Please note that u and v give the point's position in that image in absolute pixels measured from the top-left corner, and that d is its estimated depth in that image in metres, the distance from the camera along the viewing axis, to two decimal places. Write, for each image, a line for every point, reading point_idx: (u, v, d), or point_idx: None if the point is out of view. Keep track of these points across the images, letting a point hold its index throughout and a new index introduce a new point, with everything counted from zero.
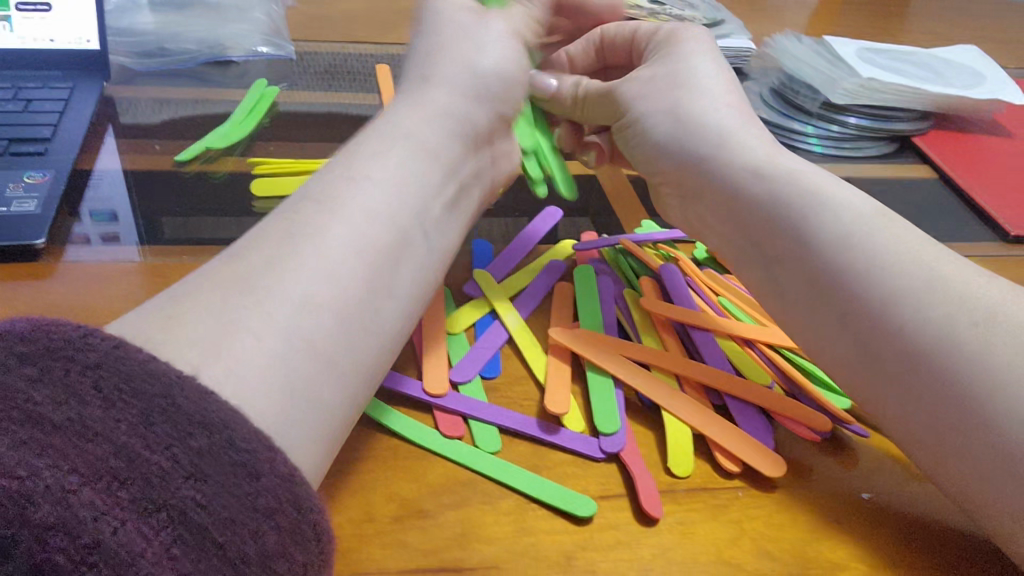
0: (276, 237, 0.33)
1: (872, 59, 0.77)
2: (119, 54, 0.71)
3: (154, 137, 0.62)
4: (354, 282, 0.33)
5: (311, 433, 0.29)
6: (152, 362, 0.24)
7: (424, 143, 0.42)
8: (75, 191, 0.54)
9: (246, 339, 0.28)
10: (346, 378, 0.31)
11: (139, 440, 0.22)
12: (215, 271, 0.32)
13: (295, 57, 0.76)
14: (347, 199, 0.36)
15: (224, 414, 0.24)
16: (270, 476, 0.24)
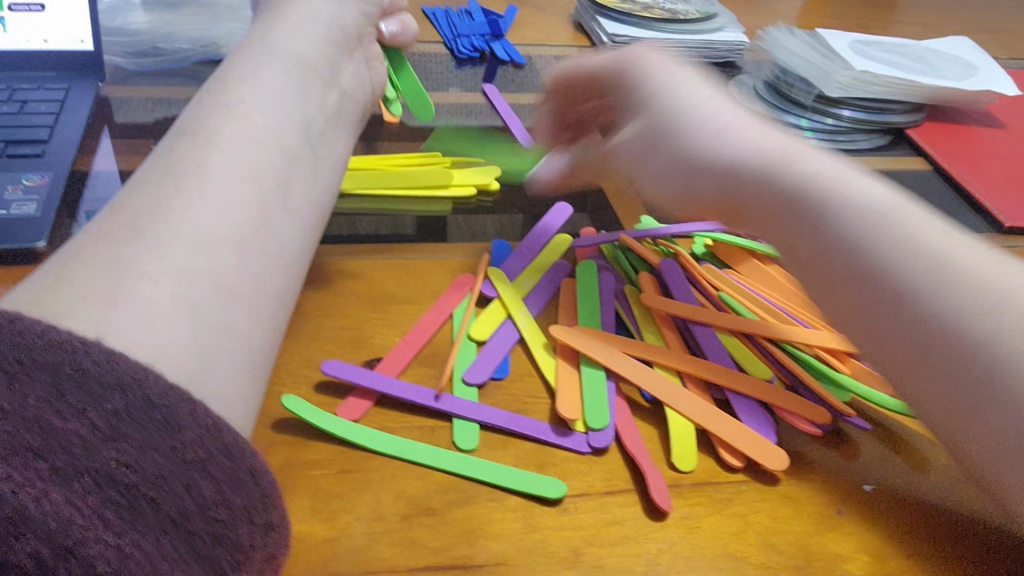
0: (164, 172, 0.32)
1: (865, 51, 0.77)
2: (112, 54, 0.71)
3: (151, 137, 0.62)
4: (248, 217, 0.33)
5: (231, 368, 0.29)
6: (52, 333, 0.24)
7: (297, 81, 0.40)
8: (72, 192, 0.54)
9: (147, 284, 0.28)
10: (258, 314, 0.31)
11: (51, 410, 0.22)
12: (108, 220, 0.30)
13: None
14: (228, 133, 0.35)
15: (136, 370, 0.24)
16: (193, 428, 0.24)
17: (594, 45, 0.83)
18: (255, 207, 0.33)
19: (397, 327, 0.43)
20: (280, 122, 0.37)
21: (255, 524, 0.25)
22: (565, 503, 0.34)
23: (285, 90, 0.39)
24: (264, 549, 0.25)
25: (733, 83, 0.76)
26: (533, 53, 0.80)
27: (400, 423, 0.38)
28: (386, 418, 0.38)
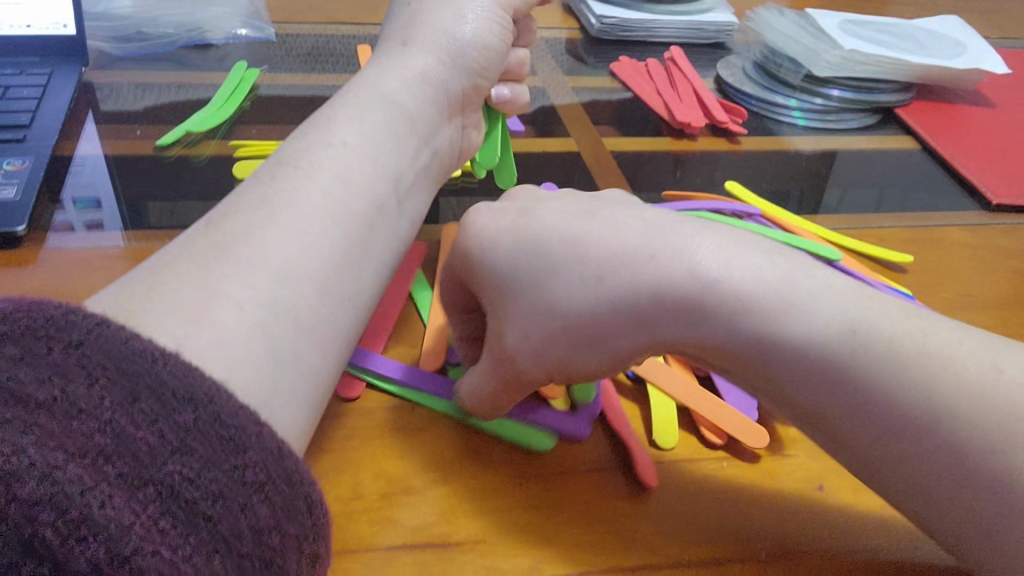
0: (256, 198, 0.33)
1: (854, 32, 0.76)
2: (96, 39, 0.70)
3: (135, 122, 0.62)
4: (337, 247, 0.33)
5: (299, 403, 0.29)
6: (134, 342, 0.24)
7: (410, 101, 0.42)
8: (55, 179, 0.54)
9: (231, 308, 0.28)
10: (328, 344, 0.31)
11: (124, 417, 0.22)
12: (195, 237, 0.31)
13: (275, 39, 0.75)
14: (325, 160, 0.35)
15: (210, 390, 0.24)
16: (258, 450, 0.23)
17: (582, 28, 0.82)
18: (350, 238, 0.34)
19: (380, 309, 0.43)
20: (394, 148, 0.39)
21: (303, 554, 0.24)
22: (546, 481, 0.34)
23: (376, 118, 0.39)
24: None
25: (722, 64, 0.76)
26: None
27: (380, 403, 0.37)
28: (367, 397, 0.38)
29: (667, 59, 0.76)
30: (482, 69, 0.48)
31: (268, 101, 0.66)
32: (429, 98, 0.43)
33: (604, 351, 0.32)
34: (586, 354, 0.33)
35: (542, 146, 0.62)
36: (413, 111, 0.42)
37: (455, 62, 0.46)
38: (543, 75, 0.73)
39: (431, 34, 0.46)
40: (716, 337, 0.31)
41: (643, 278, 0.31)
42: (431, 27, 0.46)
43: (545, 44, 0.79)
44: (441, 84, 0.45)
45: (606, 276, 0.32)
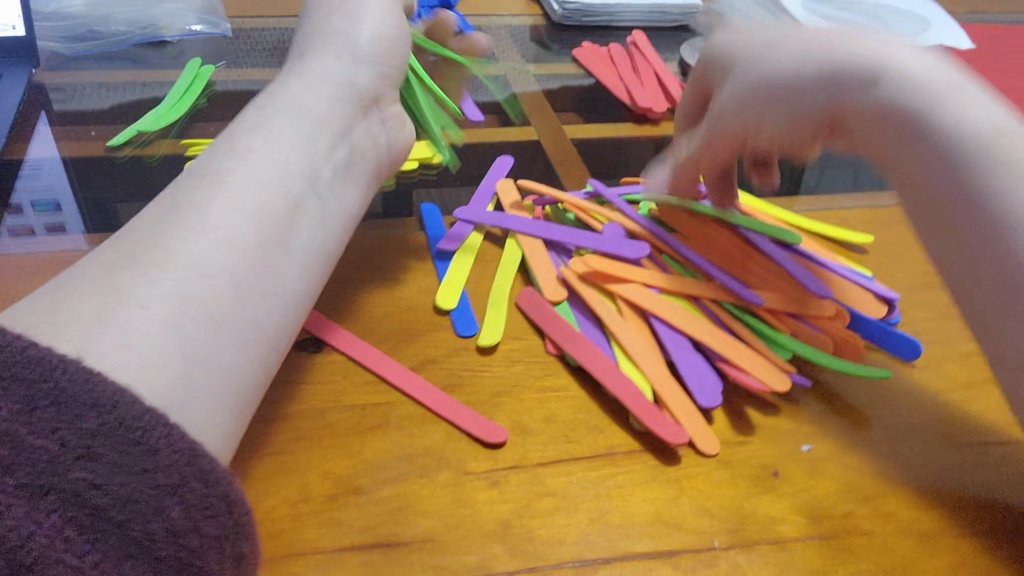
0: (160, 208, 0.33)
1: (817, 10, 0.76)
2: (47, 39, 0.69)
3: (88, 122, 0.60)
4: (245, 246, 0.32)
5: (217, 403, 0.29)
6: (33, 348, 0.23)
7: (321, 99, 0.41)
8: (5, 183, 0.53)
9: (137, 311, 0.28)
10: (246, 341, 0.31)
11: (23, 426, 0.21)
12: (107, 246, 0.31)
13: (231, 34, 0.74)
14: (233, 165, 0.35)
15: (113, 393, 0.23)
16: (169, 451, 0.23)
17: (544, 15, 0.82)
18: (262, 235, 0.33)
19: (333, 307, 0.43)
20: (305, 144, 0.38)
21: (225, 553, 0.24)
22: (496, 476, 0.34)
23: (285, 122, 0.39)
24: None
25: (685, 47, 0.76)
26: (483, 23, 0.79)
27: (331, 401, 0.37)
28: (317, 395, 0.37)
29: (629, 44, 0.76)
30: (389, 65, 0.47)
31: (224, 97, 0.65)
32: (340, 96, 0.43)
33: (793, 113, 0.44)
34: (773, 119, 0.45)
35: (502, 135, 0.61)
36: (325, 108, 0.41)
37: (356, 61, 0.45)
38: (505, 62, 0.72)
39: (324, 40, 0.45)
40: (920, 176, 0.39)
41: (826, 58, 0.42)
42: (323, 35, 0.45)
43: (508, 31, 0.78)
44: (348, 82, 0.44)
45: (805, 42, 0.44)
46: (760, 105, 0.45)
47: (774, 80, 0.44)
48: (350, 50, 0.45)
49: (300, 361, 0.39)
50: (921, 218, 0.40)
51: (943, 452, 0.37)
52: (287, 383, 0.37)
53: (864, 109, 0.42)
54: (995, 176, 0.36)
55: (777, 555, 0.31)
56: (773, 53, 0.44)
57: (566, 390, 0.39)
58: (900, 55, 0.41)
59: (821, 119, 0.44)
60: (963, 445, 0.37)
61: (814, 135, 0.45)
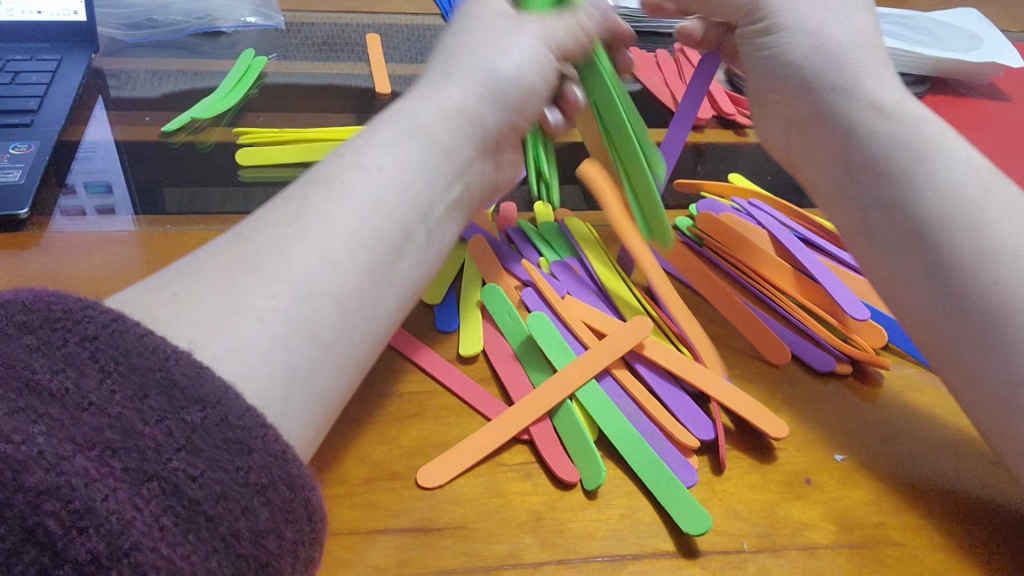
0: (288, 211, 0.33)
1: None
2: (107, 26, 0.71)
3: (145, 108, 0.62)
4: (362, 272, 0.32)
5: (305, 417, 0.29)
6: (149, 339, 0.24)
7: (455, 130, 0.40)
8: (62, 162, 0.54)
9: (249, 322, 0.28)
10: (342, 359, 0.31)
11: (134, 412, 0.22)
12: (223, 245, 0.31)
13: (284, 27, 0.75)
14: (361, 184, 0.34)
15: (219, 390, 0.23)
16: (263, 453, 0.23)
17: None
18: (378, 266, 0.33)
19: None
20: (428, 176, 0.37)
21: (300, 558, 0.24)
22: (529, 468, 0.34)
23: (419, 147, 0.38)
24: None
25: None
26: None
27: (369, 388, 0.37)
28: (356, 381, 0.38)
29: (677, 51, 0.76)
30: (520, 110, 0.45)
31: (274, 89, 0.66)
32: (468, 132, 0.41)
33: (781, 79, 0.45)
34: (783, 75, 0.45)
35: None
36: (456, 143, 0.40)
37: (493, 93, 0.42)
38: None
39: (472, 63, 0.43)
40: (887, 166, 0.39)
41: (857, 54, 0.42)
42: (474, 53, 0.44)
43: None
44: (478, 117, 0.42)
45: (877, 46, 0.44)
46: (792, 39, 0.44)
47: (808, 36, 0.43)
48: (487, 82, 0.42)
49: None
50: (873, 216, 0.39)
51: (978, 467, 0.37)
52: None
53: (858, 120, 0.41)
54: (942, 204, 0.36)
55: (807, 561, 0.32)
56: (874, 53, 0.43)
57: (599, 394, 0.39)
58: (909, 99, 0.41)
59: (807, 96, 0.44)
60: (999, 463, 0.37)
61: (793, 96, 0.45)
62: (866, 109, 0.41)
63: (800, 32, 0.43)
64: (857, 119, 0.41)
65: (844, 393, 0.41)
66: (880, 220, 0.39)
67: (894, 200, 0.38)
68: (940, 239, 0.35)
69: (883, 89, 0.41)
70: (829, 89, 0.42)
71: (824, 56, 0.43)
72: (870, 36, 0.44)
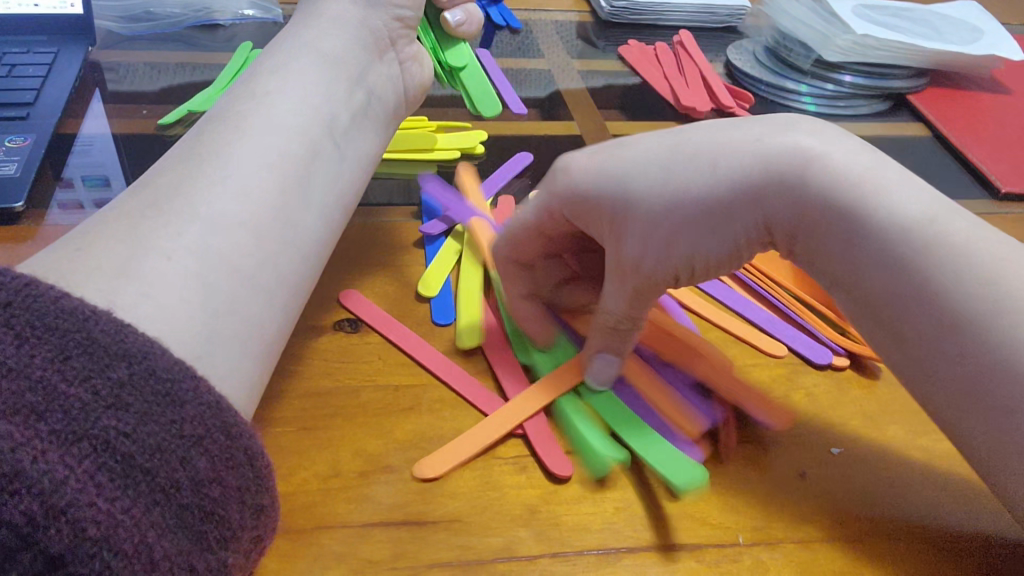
0: (185, 154, 0.33)
1: (868, 15, 0.75)
2: (104, 19, 0.71)
3: (141, 101, 0.62)
4: (272, 194, 0.33)
5: (239, 358, 0.29)
6: (66, 300, 0.24)
7: (339, 44, 0.42)
8: (58, 155, 0.54)
9: (160, 260, 0.28)
10: (269, 294, 0.32)
11: (56, 374, 0.22)
12: (125, 198, 0.32)
13: (282, 20, 0.74)
14: (251, 111, 0.35)
15: (143, 345, 0.24)
16: (194, 404, 0.24)
17: (593, 11, 0.81)
18: (286, 189, 0.34)
19: (371, 290, 0.43)
20: (323, 90, 0.39)
21: (245, 504, 0.25)
22: (525, 462, 0.34)
23: (306, 71, 0.39)
24: (252, 529, 0.25)
25: (732, 49, 0.75)
26: (530, 18, 0.79)
27: (365, 380, 0.37)
28: (351, 374, 0.38)
29: (676, 43, 0.75)
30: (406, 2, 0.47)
31: None
32: (353, 40, 0.43)
33: (709, 237, 0.34)
34: (707, 240, 0.34)
35: (543, 128, 0.61)
36: (341, 54, 0.42)
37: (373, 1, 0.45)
38: (551, 57, 0.72)
39: None
40: (907, 295, 0.31)
41: (759, 158, 0.33)
42: None
43: (555, 27, 0.78)
44: (361, 24, 0.45)
45: (666, 139, 0.35)
46: (677, 221, 0.34)
47: (683, 198, 0.33)
48: None
49: (335, 340, 0.39)
50: (904, 346, 0.32)
51: None
52: (324, 360, 0.38)
53: (834, 246, 0.33)
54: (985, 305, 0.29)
55: (802, 555, 0.31)
56: (746, 141, 0.34)
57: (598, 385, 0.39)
58: (829, 162, 0.33)
59: (748, 231, 0.34)
60: None
61: (746, 246, 0.35)
62: (786, 210, 0.33)
63: (666, 234, 0.34)
64: (809, 219, 0.33)
65: (842, 387, 0.40)
66: (858, 312, 0.33)
67: (932, 323, 0.30)
68: (937, 311, 0.30)
69: (780, 200, 0.33)
70: (770, 207, 0.33)
71: (710, 208, 0.33)
72: (665, 147, 0.35)
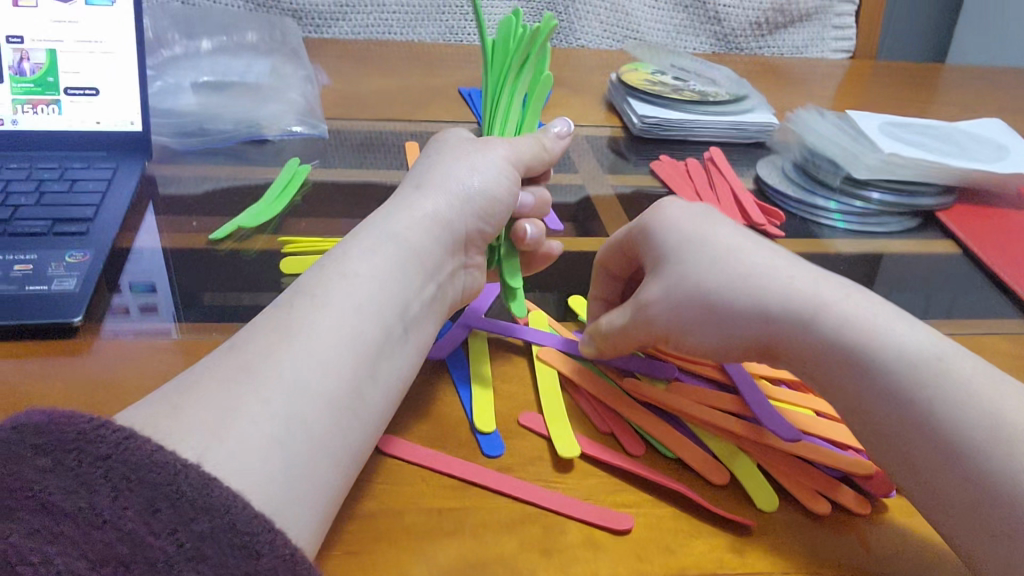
0: (273, 323, 0.35)
1: (894, 133, 0.77)
2: (162, 134, 0.75)
3: (191, 214, 0.65)
4: (347, 373, 0.34)
5: (310, 514, 0.31)
6: (159, 452, 0.25)
7: (424, 237, 0.43)
8: (113, 267, 0.56)
9: (247, 426, 0.30)
10: (340, 460, 0.33)
11: (144, 527, 0.24)
12: (216, 357, 0.34)
13: (328, 135, 0.79)
14: (337, 290, 0.37)
15: (227, 499, 0.25)
16: (271, 556, 0.25)
17: (625, 126, 0.84)
18: (360, 363, 0.35)
19: (414, 409, 0.44)
20: (404, 278, 0.40)
21: None
22: None
23: (389, 256, 0.40)
24: None
25: (761, 165, 0.77)
26: None
27: (409, 503, 0.38)
28: (395, 497, 0.38)
29: (708, 160, 0.78)
30: (488, 218, 0.47)
31: (317, 196, 0.68)
32: (440, 239, 0.43)
33: (724, 331, 0.42)
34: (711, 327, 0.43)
35: (580, 244, 0.63)
36: (424, 243, 0.42)
37: (465, 206, 0.45)
38: (586, 172, 0.75)
39: (441, 182, 0.46)
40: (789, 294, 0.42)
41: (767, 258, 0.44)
42: (444, 177, 0.46)
43: (589, 143, 0.81)
44: (447, 223, 0.44)
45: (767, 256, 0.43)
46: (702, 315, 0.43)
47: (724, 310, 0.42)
48: (461, 195, 0.46)
49: (381, 462, 0.40)
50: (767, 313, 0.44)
51: None
52: (369, 483, 0.39)
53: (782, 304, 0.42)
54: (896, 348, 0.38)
55: None
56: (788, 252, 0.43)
57: (638, 510, 0.39)
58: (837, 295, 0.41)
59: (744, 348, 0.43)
60: None
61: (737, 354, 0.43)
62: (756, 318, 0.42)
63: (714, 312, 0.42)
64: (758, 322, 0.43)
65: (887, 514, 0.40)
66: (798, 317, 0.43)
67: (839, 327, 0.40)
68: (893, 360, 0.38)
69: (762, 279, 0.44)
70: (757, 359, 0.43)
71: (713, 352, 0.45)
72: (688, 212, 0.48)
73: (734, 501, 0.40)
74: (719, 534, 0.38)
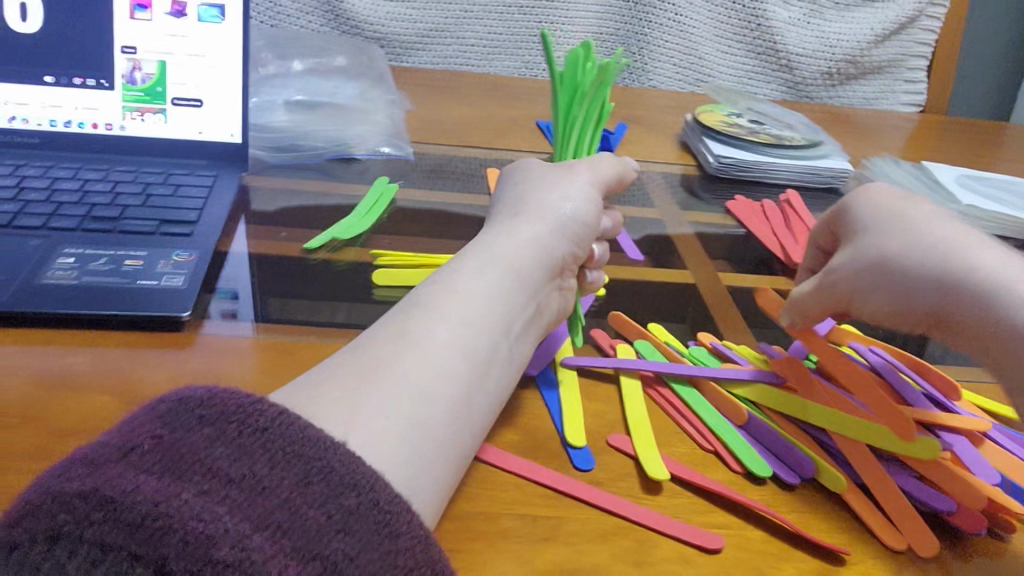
0: (395, 330, 0.37)
1: (971, 186, 0.78)
2: (255, 148, 0.78)
3: (284, 224, 0.67)
4: (462, 381, 0.36)
5: (427, 505, 0.32)
6: (311, 431, 0.28)
7: (528, 259, 0.45)
8: (213, 268, 0.59)
9: (378, 420, 0.32)
10: (454, 461, 0.35)
11: (300, 497, 0.26)
12: (344, 357, 0.36)
13: (412, 158, 0.81)
14: (452, 304, 0.39)
15: (369, 478, 0.27)
16: (408, 536, 0.27)
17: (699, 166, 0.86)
18: (473, 374, 0.37)
19: (505, 421, 0.45)
20: (511, 298, 0.42)
21: None
22: None
23: (497, 276, 0.42)
24: None
25: None
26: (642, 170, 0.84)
27: (504, 509, 0.39)
28: (490, 501, 0.39)
29: (782, 201, 0.78)
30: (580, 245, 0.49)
31: (402, 214, 0.71)
32: (543, 262, 0.45)
33: (904, 296, 0.47)
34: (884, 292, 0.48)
35: (659, 275, 0.64)
36: (528, 265, 0.44)
37: (561, 233, 0.47)
38: (663, 207, 0.76)
39: (536, 212, 0.48)
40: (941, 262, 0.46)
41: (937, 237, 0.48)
42: (541, 205, 0.49)
43: (665, 180, 0.82)
44: (548, 247, 0.46)
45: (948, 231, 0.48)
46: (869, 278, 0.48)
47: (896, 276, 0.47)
48: (558, 222, 0.48)
49: (475, 468, 0.41)
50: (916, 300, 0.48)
51: None
52: (465, 487, 0.40)
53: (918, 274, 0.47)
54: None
55: None
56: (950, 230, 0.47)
57: (726, 531, 0.40)
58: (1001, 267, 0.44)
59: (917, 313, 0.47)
60: None
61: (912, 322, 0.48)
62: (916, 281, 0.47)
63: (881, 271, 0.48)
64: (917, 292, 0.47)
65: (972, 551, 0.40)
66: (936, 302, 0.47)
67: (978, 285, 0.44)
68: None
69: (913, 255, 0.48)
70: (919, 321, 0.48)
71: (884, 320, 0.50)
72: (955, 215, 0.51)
73: (822, 527, 0.41)
74: (809, 560, 0.39)
